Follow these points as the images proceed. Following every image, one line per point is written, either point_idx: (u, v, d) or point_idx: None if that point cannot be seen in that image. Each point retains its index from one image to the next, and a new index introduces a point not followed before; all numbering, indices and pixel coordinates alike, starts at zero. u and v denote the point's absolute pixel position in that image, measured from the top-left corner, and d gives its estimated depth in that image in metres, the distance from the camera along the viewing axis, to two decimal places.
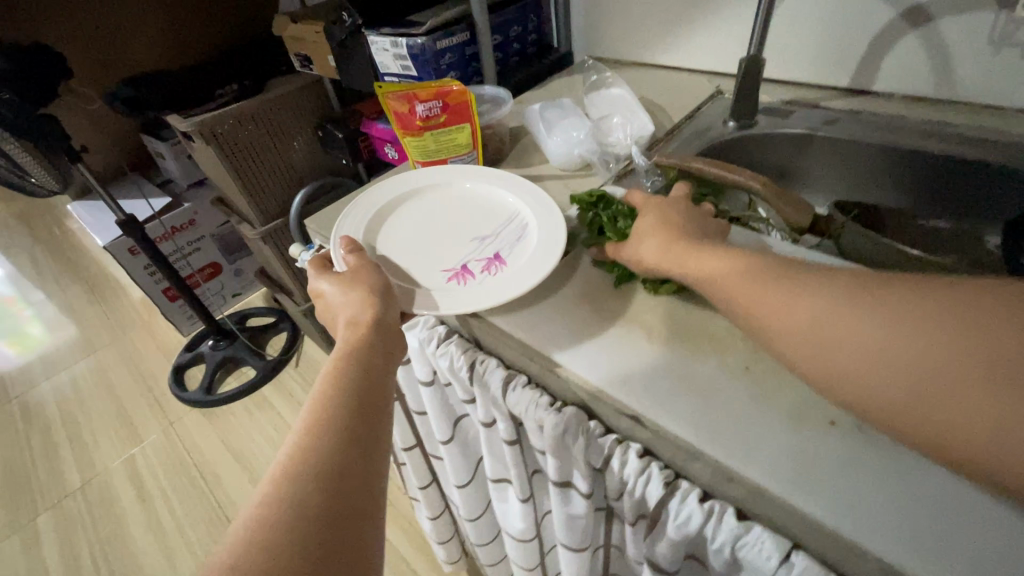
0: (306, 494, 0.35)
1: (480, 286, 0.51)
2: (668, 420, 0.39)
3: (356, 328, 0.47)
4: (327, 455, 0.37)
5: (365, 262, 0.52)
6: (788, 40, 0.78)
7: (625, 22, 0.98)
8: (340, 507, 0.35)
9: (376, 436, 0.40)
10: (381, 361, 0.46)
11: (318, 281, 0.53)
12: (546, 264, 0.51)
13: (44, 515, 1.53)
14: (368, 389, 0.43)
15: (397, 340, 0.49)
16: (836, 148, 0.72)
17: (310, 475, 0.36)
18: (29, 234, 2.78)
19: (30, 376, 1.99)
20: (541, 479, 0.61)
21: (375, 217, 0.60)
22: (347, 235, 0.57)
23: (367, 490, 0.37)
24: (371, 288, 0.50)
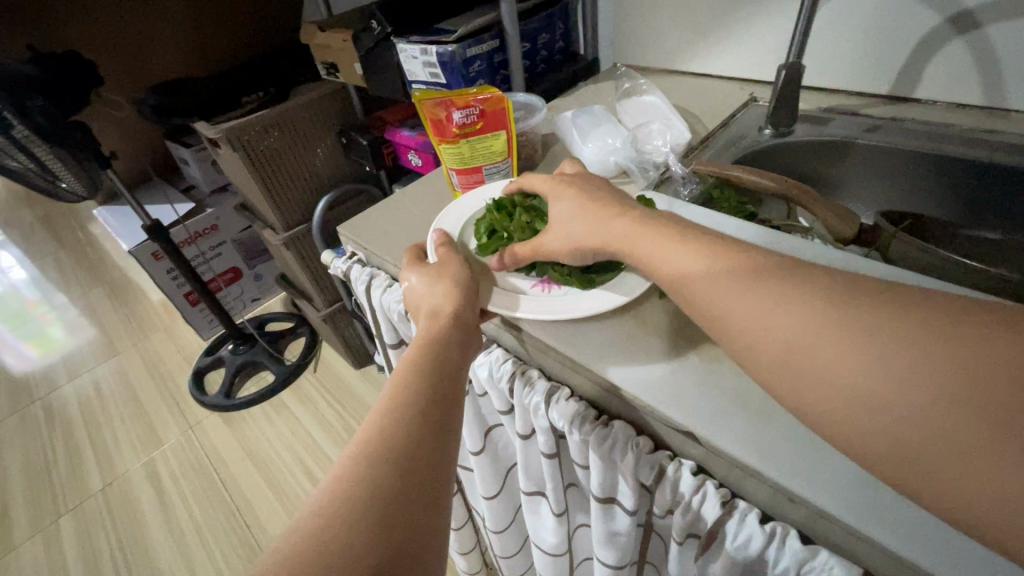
0: (382, 470, 0.37)
1: (564, 296, 0.51)
2: (724, 438, 0.37)
3: (437, 320, 0.49)
4: (403, 438, 0.39)
5: (456, 257, 0.54)
6: (826, 47, 0.77)
7: (655, 29, 0.97)
8: (412, 488, 0.36)
9: (449, 424, 0.42)
10: (459, 353, 0.47)
11: (409, 273, 0.54)
12: (630, 289, 0.49)
13: (65, 516, 1.54)
14: (445, 380, 0.44)
15: (474, 335, 0.50)
16: (875, 157, 0.70)
17: (386, 454, 0.37)
18: (54, 238, 2.83)
19: (54, 377, 2.02)
20: (576, 493, 0.60)
21: (468, 219, 0.62)
22: (443, 230, 0.59)
23: (438, 477, 0.38)
24: (455, 282, 0.51)
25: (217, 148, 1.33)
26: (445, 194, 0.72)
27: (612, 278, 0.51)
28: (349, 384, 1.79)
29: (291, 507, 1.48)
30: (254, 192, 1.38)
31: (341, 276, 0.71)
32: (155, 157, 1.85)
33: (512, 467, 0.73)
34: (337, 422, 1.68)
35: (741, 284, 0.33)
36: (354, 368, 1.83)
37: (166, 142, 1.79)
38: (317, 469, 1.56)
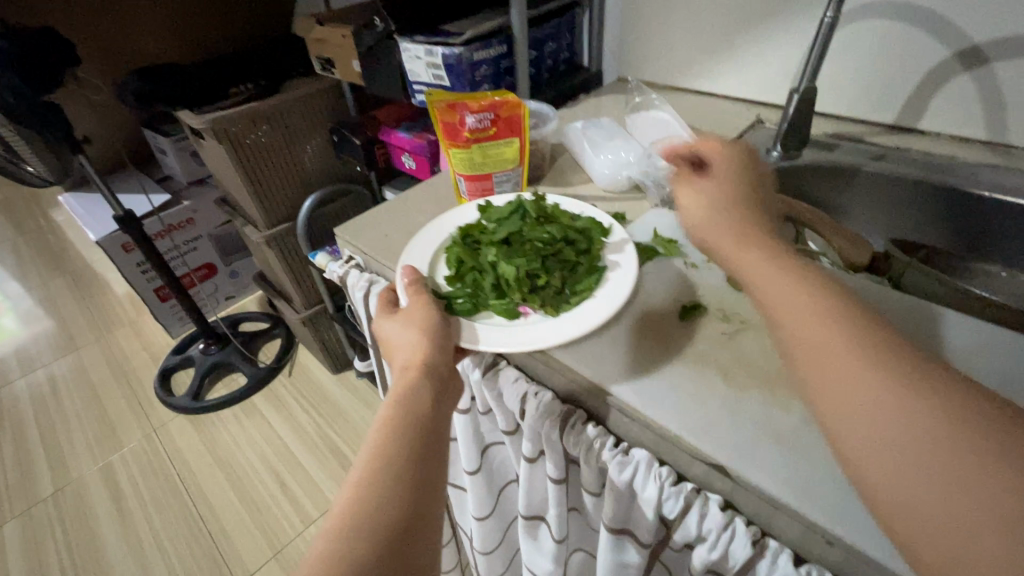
0: (357, 559, 0.34)
1: (535, 326, 0.48)
2: (755, 473, 0.36)
3: (406, 372, 0.45)
4: (378, 517, 0.37)
5: (426, 294, 0.50)
6: (834, 74, 0.78)
7: (661, 46, 0.97)
8: (387, 570, 0.35)
9: (427, 491, 0.39)
10: (431, 405, 0.44)
11: (384, 316, 0.51)
12: (598, 315, 0.47)
13: (11, 522, 1.44)
14: (419, 439, 0.41)
15: (449, 383, 0.46)
16: (880, 187, 0.70)
17: (360, 538, 0.35)
18: (13, 225, 2.67)
19: (5, 372, 1.89)
20: (577, 518, 0.57)
21: (438, 248, 0.58)
22: (409, 265, 0.55)
23: (415, 550, 0.37)
24: (424, 328, 0.47)
25: (200, 139, 1.28)
26: (448, 200, 0.69)
27: (582, 304, 0.49)
28: (326, 389, 1.73)
29: (261, 518, 1.41)
30: (237, 186, 1.33)
31: (336, 281, 0.67)
32: (130, 145, 1.77)
33: (505, 486, 0.70)
34: (312, 429, 1.62)
35: (850, 315, 0.33)
36: (331, 374, 1.77)
37: (143, 129, 1.71)
38: (290, 478, 1.50)
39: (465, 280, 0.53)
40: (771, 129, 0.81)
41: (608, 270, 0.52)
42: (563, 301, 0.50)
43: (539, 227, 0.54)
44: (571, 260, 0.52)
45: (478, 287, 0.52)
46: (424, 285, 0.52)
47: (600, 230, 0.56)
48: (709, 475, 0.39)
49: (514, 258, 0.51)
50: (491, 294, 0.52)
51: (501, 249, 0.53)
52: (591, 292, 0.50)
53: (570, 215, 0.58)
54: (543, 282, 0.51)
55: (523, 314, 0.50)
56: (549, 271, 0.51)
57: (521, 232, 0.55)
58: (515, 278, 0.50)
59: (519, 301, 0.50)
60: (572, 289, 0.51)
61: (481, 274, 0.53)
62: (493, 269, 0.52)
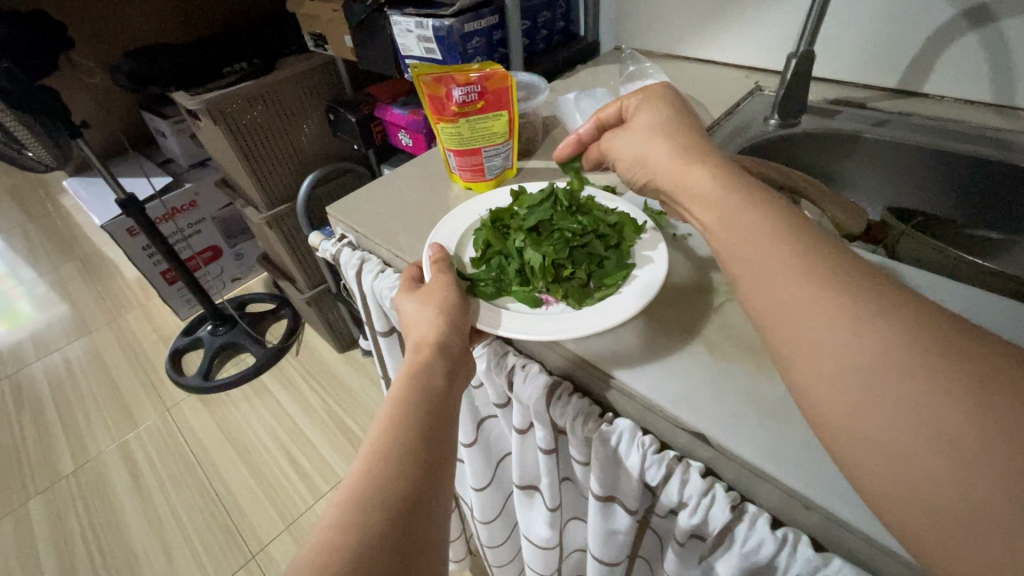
0: (372, 522, 0.35)
1: (557, 316, 0.47)
2: (735, 441, 0.36)
3: (420, 350, 0.46)
4: (392, 484, 0.37)
5: (445, 274, 0.50)
6: (837, 37, 0.75)
7: (658, 12, 0.94)
8: (407, 531, 0.35)
9: (440, 463, 0.40)
10: (444, 382, 0.45)
11: (403, 294, 0.51)
12: (623, 310, 0.44)
13: (36, 499, 1.50)
14: (433, 412, 0.42)
15: (461, 363, 0.48)
16: (879, 153, 0.69)
17: (376, 502, 0.36)
18: (22, 211, 2.70)
19: (22, 355, 1.94)
20: (571, 487, 0.58)
21: (466, 230, 0.58)
22: (438, 242, 0.55)
23: (432, 517, 0.37)
24: (439, 306, 0.48)
25: (197, 120, 1.27)
26: (441, 177, 0.69)
27: (605, 298, 0.48)
28: (332, 368, 1.76)
29: (273, 493, 1.45)
30: (236, 167, 1.33)
31: (330, 260, 0.67)
32: (130, 129, 1.77)
33: (503, 459, 0.71)
34: (320, 407, 1.65)
35: None
36: (338, 352, 1.80)
37: (141, 112, 1.70)
38: (300, 454, 1.54)
39: (491, 263, 0.53)
40: (769, 97, 0.79)
41: (640, 266, 0.50)
42: (585, 295, 0.49)
43: (571, 216, 0.52)
44: (599, 254, 0.51)
45: (502, 272, 0.53)
46: (450, 263, 0.52)
47: (635, 227, 0.53)
48: (691, 444, 0.40)
49: (541, 246, 0.51)
50: (514, 281, 0.52)
51: (529, 236, 0.52)
52: (617, 287, 0.48)
53: (604, 206, 0.55)
54: (568, 273, 0.50)
55: (545, 303, 0.49)
56: (574, 262, 0.50)
57: (551, 221, 0.53)
58: (539, 266, 0.50)
59: (542, 289, 0.50)
60: (596, 284, 0.49)
61: (507, 259, 0.53)
62: (520, 255, 0.52)
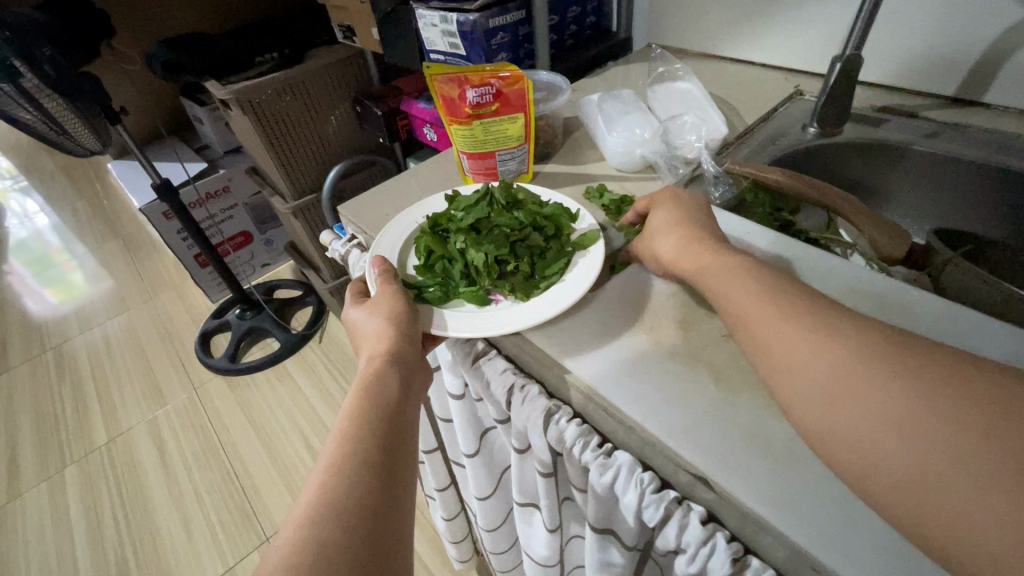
0: (329, 539, 0.35)
1: (502, 312, 0.48)
2: (738, 487, 0.33)
3: (373, 361, 0.46)
4: (350, 498, 0.37)
5: (393, 281, 0.50)
6: (890, 39, 0.69)
7: (696, 8, 0.89)
8: (362, 547, 0.35)
9: (398, 472, 0.40)
10: (397, 390, 0.45)
11: (353, 306, 0.51)
12: (565, 299, 0.46)
13: (70, 467, 1.57)
14: (387, 423, 0.42)
15: (416, 369, 0.48)
16: (930, 167, 0.63)
17: (332, 520, 0.36)
18: (73, 189, 2.84)
19: (65, 328, 2.04)
20: (572, 507, 0.56)
21: (411, 235, 0.58)
22: (380, 254, 0.54)
23: (391, 528, 0.38)
24: (390, 315, 0.48)
25: (228, 110, 1.29)
26: (454, 179, 0.67)
27: (549, 288, 0.49)
28: (353, 357, 1.78)
29: (288, 478, 1.48)
30: (264, 156, 1.34)
31: (338, 259, 0.66)
32: (169, 115, 1.82)
33: (506, 469, 0.70)
34: (339, 396, 1.67)
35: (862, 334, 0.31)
36: None
37: (180, 99, 1.75)
38: (316, 441, 1.56)
39: (435, 269, 0.53)
40: (810, 102, 0.73)
41: (579, 251, 0.52)
42: (532, 287, 0.50)
43: (508, 212, 0.53)
44: (539, 245, 0.51)
45: (448, 276, 0.52)
46: (394, 275, 0.52)
47: (569, 215, 0.55)
48: (693, 485, 0.37)
49: (483, 244, 0.51)
50: (460, 282, 0.52)
51: (470, 236, 0.51)
52: (560, 276, 0.50)
53: (539, 200, 0.56)
54: (511, 267, 0.51)
55: (494, 301, 0.50)
56: (517, 256, 0.51)
57: (489, 218, 0.52)
58: (484, 265, 0.50)
59: (490, 287, 0.50)
60: (541, 275, 0.50)
61: (451, 262, 0.53)
62: (462, 257, 0.52)
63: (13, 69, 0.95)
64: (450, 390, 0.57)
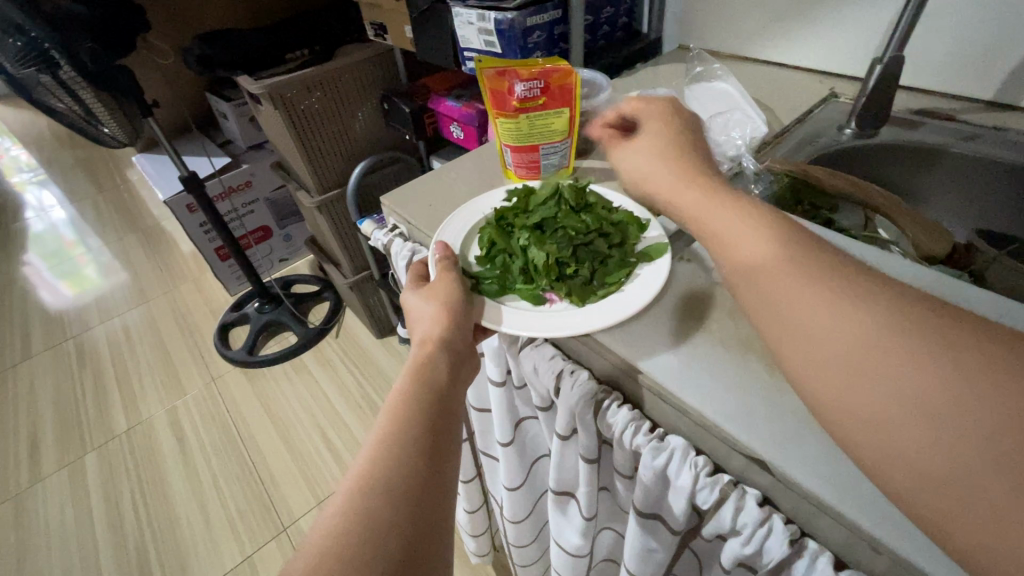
0: (378, 510, 0.36)
1: (560, 313, 0.48)
2: (798, 471, 0.34)
3: (425, 345, 0.47)
4: (399, 473, 0.38)
5: (451, 271, 0.52)
6: (928, 42, 0.70)
7: (728, 11, 0.90)
8: (409, 516, 0.37)
9: (444, 453, 0.41)
10: (447, 375, 0.46)
11: (411, 291, 0.53)
12: (626, 307, 0.46)
13: (90, 454, 1.59)
14: (437, 404, 0.44)
15: (465, 357, 0.49)
16: (967, 168, 0.63)
17: (381, 492, 0.37)
18: (94, 183, 2.88)
19: (86, 318, 2.07)
20: (607, 496, 0.57)
21: (475, 226, 0.59)
22: (443, 240, 0.56)
23: (437, 505, 0.39)
24: (445, 302, 0.49)
25: (258, 104, 1.31)
26: (494, 173, 0.68)
27: (608, 296, 0.48)
28: (369, 352, 1.80)
29: (305, 469, 1.50)
30: (292, 151, 1.36)
31: (381, 249, 0.68)
32: (195, 110, 1.84)
33: (536, 460, 0.71)
34: (356, 390, 1.69)
35: None
36: (376, 338, 1.84)
37: (207, 94, 1.78)
38: (332, 434, 1.57)
39: (495, 262, 0.54)
40: (845, 104, 0.74)
41: (644, 262, 0.51)
42: (590, 292, 0.49)
43: (576, 215, 0.53)
44: (603, 252, 0.51)
45: (507, 270, 0.54)
46: (454, 261, 0.53)
47: (637, 225, 0.54)
48: (748, 468, 0.38)
49: (546, 243, 0.51)
50: (518, 278, 0.53)
51: (533, 233, 0.52)
52: (620, 286, 0.49)
53: (609, 204, 0.56)
54: (572, 271, 0.51)
55: (548, 301, 0.50)
56: (578, 260, 0.51)
57: (554, 218, 0.53)
58: (543, 264, 0.50)
59: (545, 287, 0.51)
60: (600, 282, 0.50)
61: (512, 258, 0.54)
62: (523, 253, 0.53)
63: (51, 58, 0.97)
64: (490, 377, 0.58)
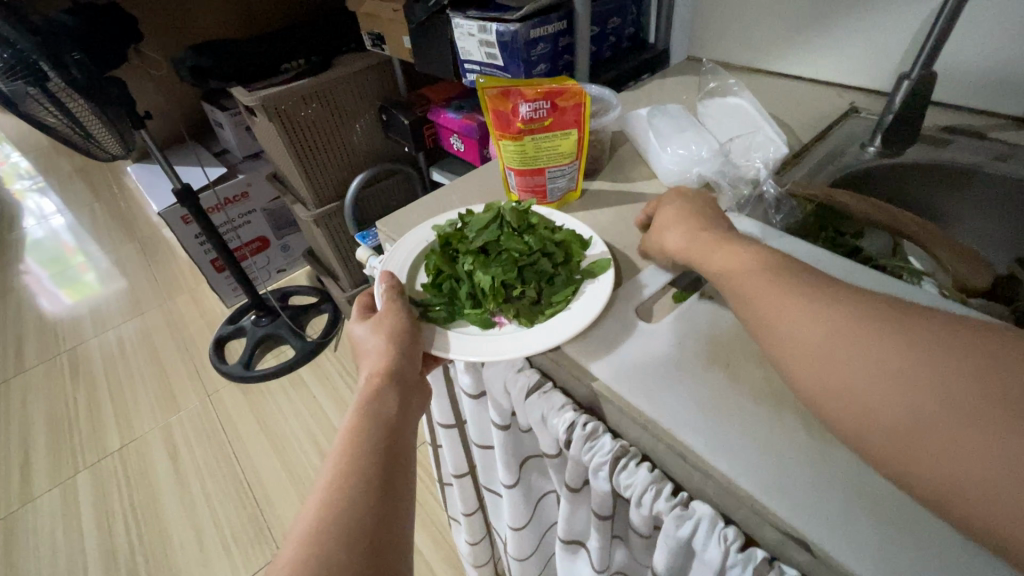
0: (321, 574, 0.33)
1: (510, 339, 0.46)
2: (848, 556, 0.30)
3: (372, 379, 0.44)
4: (346, 526, 0.35)
5: (396, 297, 0.49)
6: (956, 56, 0.66)
7: (741, 21, 0.86)
8: (368, 574, 0.34)
9: (395, 497, 0.38)
10: (397, 408, 0.44)
11: (357, 322, 0.50)
12: (570, 329, 0.45)
13: (83, 473, 1.55)
14: (387, 442, 0.41)
15: (415, 388, 0.46)
16: (1003, 191, 0.59)
17: (326, 551, 0.34)
18: (90, 192, 2.84)
19: (80, 330, 2.03)
20: (621, 547, 0.53)
21: (421, 252, 0.56)
22: (389, 270, 0.53)
23: (391, 557, 0.35)
24: (392, 331, 0.46)
25: (253, 116, 1.28)
26: (496, 195, 0.64)
27: (555, 315, 0.48)
28: None
29: (303, 489, 1.46)
30: (287, 163, 1.32)
31: (376, 277, 0.64)
32: (190, 119, 1.81)
33: (542, 499, 0.67)
34: None
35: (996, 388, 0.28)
36: None
37: (202, 103, 1.74)
38: None
39: (442, 289, 0.51)
40: (868, 119, 0.70)
41: (588, 280, 0.50)
42: (537, 313, 0.48)
43: (518, 236, 0.51)
44: (547, 270, 0.50)
45: (454, 295, 0.51)
46: (400, 291, 0.50)
47: (580, 243, 0.53)
48: (785, 545, 0.34)
49: (491, 267, 0.49)
50: (466, 303, 0.50)
51: (477, 258, 0.50)
52: (566, 303, 0.48)
53: (551, 225, 0.55)
54: (518, 291, 0.49)
55: (497, 324, 0.49)
56: (524, 281, 0.50)
57: (498, 241, 0.50)
58: (490, 288, 0.48)
59: (494, 310, 0.49)
60: (547, 301, 0.49)
61: (458, 282, 0.51)
62: (469, 278, 0.50)
63: (39, 71, 0.94)
64: (493, 419, 0.54)
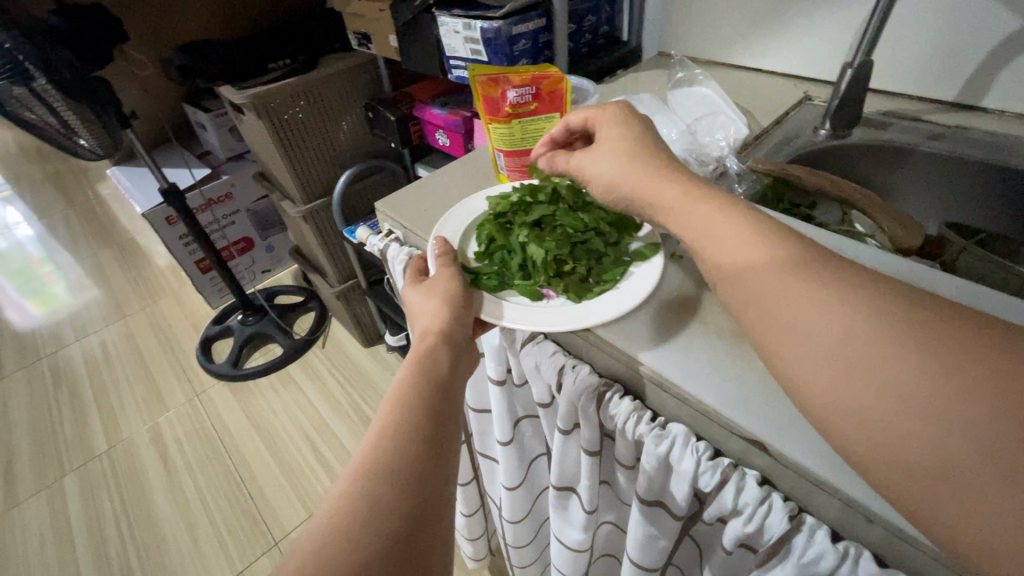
0: (382, 494, 0.37)
1: (559, 309, 0.50)
2: (796, 452, 0.36)
3: (425, 338, 0.49)
4: (401, 458, 0.39)
5: (451, 267, 0.53)
6: (894, 47, 0.74)
7: (705, 20, 0.94)
8: (412, 507, 0.37)
9: (445, 441, 0.42)
10: (447, 369, 0.47)
11: (410, 289, 0.55)
12: (624, 304, 0.47)
13: (69, 475, 1.55)
14: (437, 399, 0.44)
15: (463, 353, 0.50)
16: (935, 165, 0.67)
17: (385, 474, 0.38)
18: (63, 199, 2.80)
19: (60, 336, 2.01)
20: (607, 490, 0.59)
21: (472, 222, 0.61)
22: (442, 236, 0.58)
23: (441, 489, 0.40)
24: (445, 298, 0.50)
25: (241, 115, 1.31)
26: (488, 176, 0.69)
27: (604, 293, 0.50)
28: (357, 362, 1.78)
29: (295, 482, 1.48)
30: (276, 160, 1.35)
31: (377, 254, 0.69)
32: (172, 121, 1.82)
33: (535, 459, 0.72)
34: (345, 401, 1.67)
35: None
36: (363, 346, 1.82)
37: (184, 104, 1.76)
38: (322, 445, 1.56)
39: (494, 258, 0.57)
40: (819, 107, 0.78)
41: (639, 262, 0.53)
42: (586, 290, 0.51)
43: (573, 215, 0.55)
44: (600, 251, 0.53)
45: (506, 266, 0.56)
46: (454, 258, 0.55)
47: (633, 225, 0.56)
48: (746, 451, 0.40)
49: (545, 241, 0.53)
50: (517, 274, 0.55)
51: (532, 231, 0.54)
52: (615, 282, 0.51)
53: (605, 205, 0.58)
54: (570, 268, 0.53)
55: (546, 297, 0.52)
56: (576, 258, 0.53)
57: (553, 217, 0.55)
58: (542, 261, 0.52)
59: (544, 283, 0.53)
60: (596, 279, 0.52)
61: (510, 253, 0.56)
62: (522, 250, 0.55)
63: (26, 70, 0.95)
64: (490, 376, 0.59)
